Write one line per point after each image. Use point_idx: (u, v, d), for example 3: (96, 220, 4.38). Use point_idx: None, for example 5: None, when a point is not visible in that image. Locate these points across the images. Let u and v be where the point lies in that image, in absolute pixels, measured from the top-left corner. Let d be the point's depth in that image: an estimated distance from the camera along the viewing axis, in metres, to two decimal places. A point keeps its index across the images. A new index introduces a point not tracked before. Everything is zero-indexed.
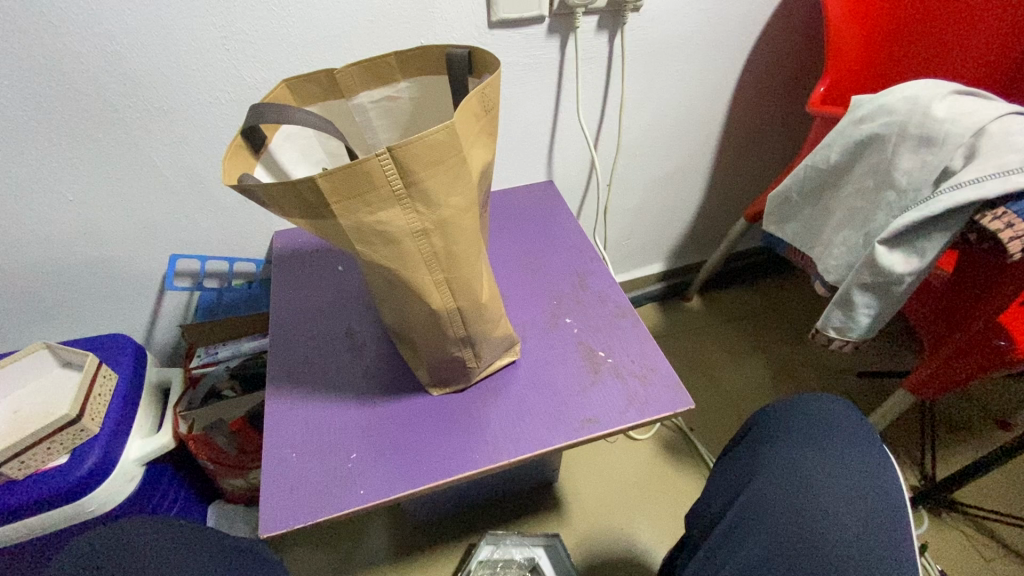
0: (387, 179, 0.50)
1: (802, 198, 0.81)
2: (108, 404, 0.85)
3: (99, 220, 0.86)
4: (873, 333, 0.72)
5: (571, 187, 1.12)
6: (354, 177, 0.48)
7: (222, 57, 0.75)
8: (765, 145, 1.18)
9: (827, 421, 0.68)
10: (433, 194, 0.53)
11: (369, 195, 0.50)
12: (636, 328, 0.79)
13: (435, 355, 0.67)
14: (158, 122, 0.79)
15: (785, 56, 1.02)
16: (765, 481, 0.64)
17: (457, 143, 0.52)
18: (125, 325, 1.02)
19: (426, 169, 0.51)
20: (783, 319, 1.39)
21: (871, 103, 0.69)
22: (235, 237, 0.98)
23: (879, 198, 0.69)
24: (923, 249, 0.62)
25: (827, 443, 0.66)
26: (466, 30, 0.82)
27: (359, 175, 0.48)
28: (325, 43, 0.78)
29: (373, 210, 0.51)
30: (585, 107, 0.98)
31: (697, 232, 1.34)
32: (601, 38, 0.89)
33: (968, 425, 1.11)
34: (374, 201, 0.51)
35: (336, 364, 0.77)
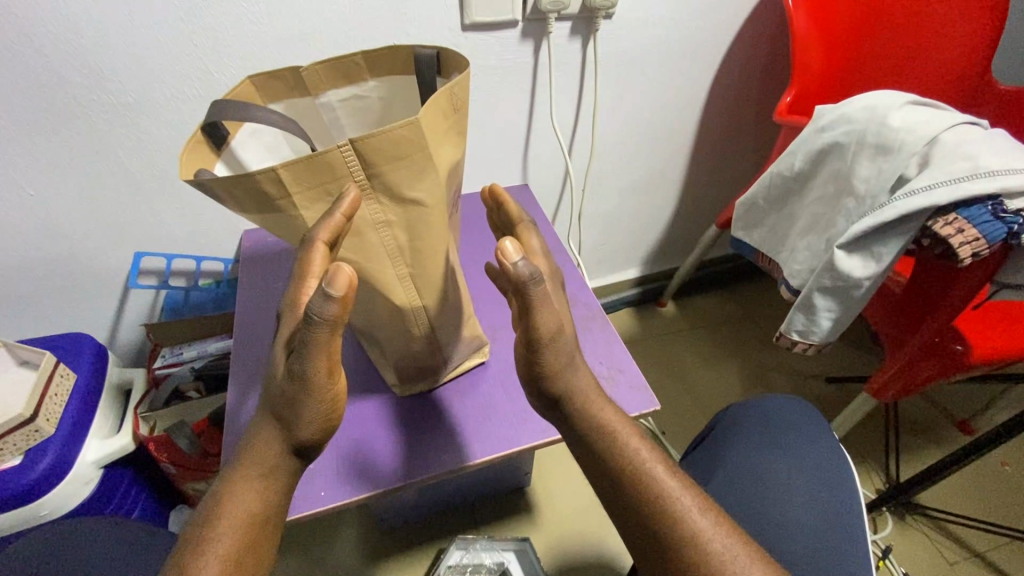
0: (349, 170, 0.50)
1: (768, 204, 0.83)
2: (65, 404, 0.83)
3: (60, 215, 0.84)
4: (834, 337, 0.73)
5: (546, 190, 1.12)
6: (315, 170, 0.48)
7: (189, 52, 0.74)
8: (737, 154, 1.21)
9: (773, 417, 0.72)
10: (396, 190, 0.52)
11: (330, 186, 0.50)
12: (606, 330, 0.79)
13: (400, 355, 0.67)
14: (122, 116, 0.77)
15: (755, 66, 1.05)
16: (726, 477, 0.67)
17: (423, 141, 0.50)
18: (87, 324, 0.99)
19: (388, 163, 0.50)
20: (755, 325, 1.41)
21: (833, 112, 0.72)
22: (203, 235, 0.96)
23: (840, 204, 0.71)
24: (880, 254, 0.63)
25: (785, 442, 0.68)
26: (439, 32, 0.83)
27: (319, 167, 0.48)
28: (297, 41, 0.78)
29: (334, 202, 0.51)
30: (559, 112, 0.99)
31: (672, 238, 1.36)
32: (575, 44, 0.90)
33: (930, 430, 1.14)
34: (335, 192, 0.50)
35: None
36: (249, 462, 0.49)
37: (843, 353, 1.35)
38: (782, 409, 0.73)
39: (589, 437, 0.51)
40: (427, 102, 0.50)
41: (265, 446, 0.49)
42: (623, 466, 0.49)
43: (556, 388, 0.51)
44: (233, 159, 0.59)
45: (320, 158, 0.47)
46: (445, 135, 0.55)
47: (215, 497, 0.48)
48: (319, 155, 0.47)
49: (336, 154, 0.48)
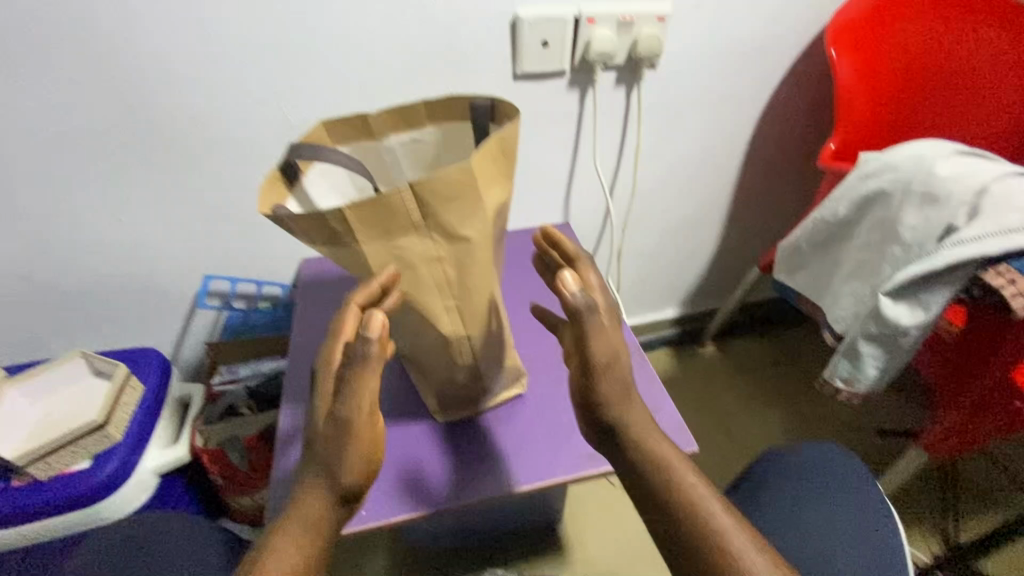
0: (407, 210, 0.54)
1: (811, 249, 0.83)
2: (132, 413, 0.89)
3: (144, 239, 0.93)
4: (881, 385, 0.72)
5: (587, 228, 1.15)
6: (377, 208, 0.53)
7: (269, 99, 0.83)
8: (779, 199, 1.21)
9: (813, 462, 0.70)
10: (448, 227, 0.56)
11: (389, 223, 0.54)
12: (644, 369, 0.80)
13: (442, 382, 0.70)
14: (206, 153, 0.86)
15: (798, 114, 1.07)
16: (763, 524, 0.65)
17: (473, 181, 0.55)
18: (157, 340, 1.08)
19: (442, 202, 0.55)
20: (799, 371, 1.37)
21: (878, 160, 0.73)
22: (265, 262, 1.03)
23: (885, 250, 0.70)
24: (928, 301, 0.63)
25: (826, 489, 0.67)
26: (492, 81, 0.89)
27: (381, 206, 0.53)
28: (363, 89, 0.85)
29: (393, 237, 0.56)
30: (602, 155, 1.03)
31: (712, 279, 1.35)
32: (618, 91, 0.95)
33: (994, 494, 1.06)
34: (394, 228, 0.55)
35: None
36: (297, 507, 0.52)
37: (894, 405, 1.29)
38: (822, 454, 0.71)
39: (639, 466, 0.52)
40: (479, 150, 0.55)
41: (311, 499, 0.52)
42: (675, 494, 0.50)
43: (606, 416, 0.53)
44: (302, 195, 0.64)
45: (383, 203, 0.52)
46: (497, 177, 0.60)
47: (262, 548, 0.50)
48: (381, 200, 0.52)
49: (403, 197, 0.53)
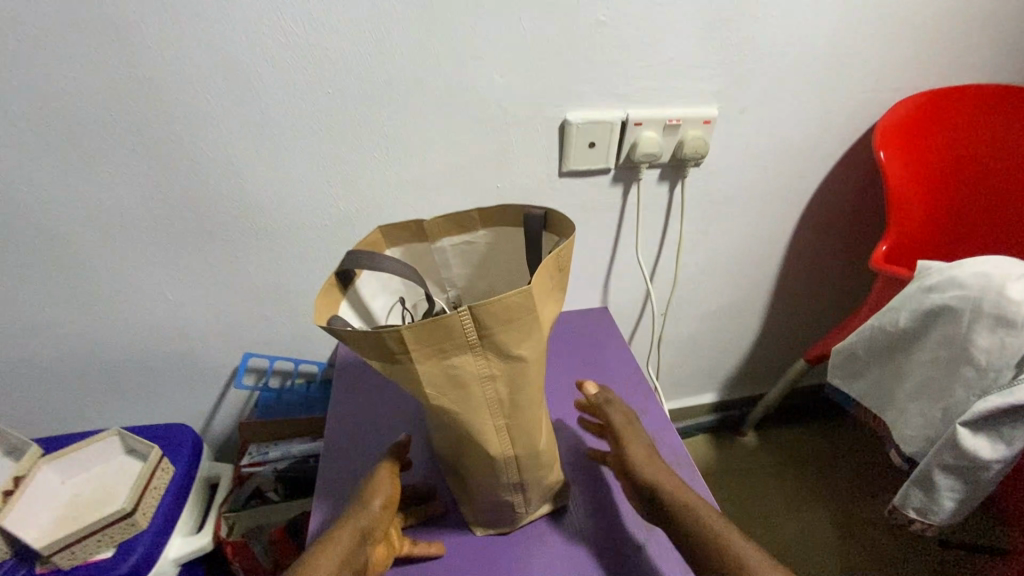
0: (465, 331, 0.53)
1: (868, 356, 0.80)
2: (161, 498, 0.88)
3: (191, 319, 0.95)
4: (959, 519, 0.65)
5: (626, 314, 1.14)
6: (441, 331, 0.52)
7: (323, 194, 0.84)
8: (825, 289, 1.18)
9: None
10: (505, 348, 0.55)
11: (447, 344, 0.53)
12: (694, 481, 0.77)
13: (483, 497, 0.66)
14: (259, 243, 0.87)
15: (844, 209, 1.05)
16: None
17: (532, 304, 0.54)
18: (192, 413, 1.08)
19: (501, 324, 0.54)
20: (849, 468, 1.29)
21: (938, 274, 0.70)
22: (305, 342, 1.04)
23: (956, 372, 0.66)
24: (1011, 436, 0.58)
25: None
26: (539, 177, 0.90)
27: (441, 329, 0.52)
28: (413, 184, 0.88)
29: (447, 355, 0.54)
30: (644, 245, 1.03)
31: (754, 365, 1.31)
32: (662, 187, 0.96)
33: None
34: (450, 348, 0.53)
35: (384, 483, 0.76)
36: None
37: None
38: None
39: (698, 545, 0.57)
40: (539, 271, 0.54)
41: None
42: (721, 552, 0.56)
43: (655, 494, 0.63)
44: (356, 297, 0.66)
45: (447, 324, 0.52)
46: (552, 293, 0.59)
47: None
48: (441, 323, 0.51)
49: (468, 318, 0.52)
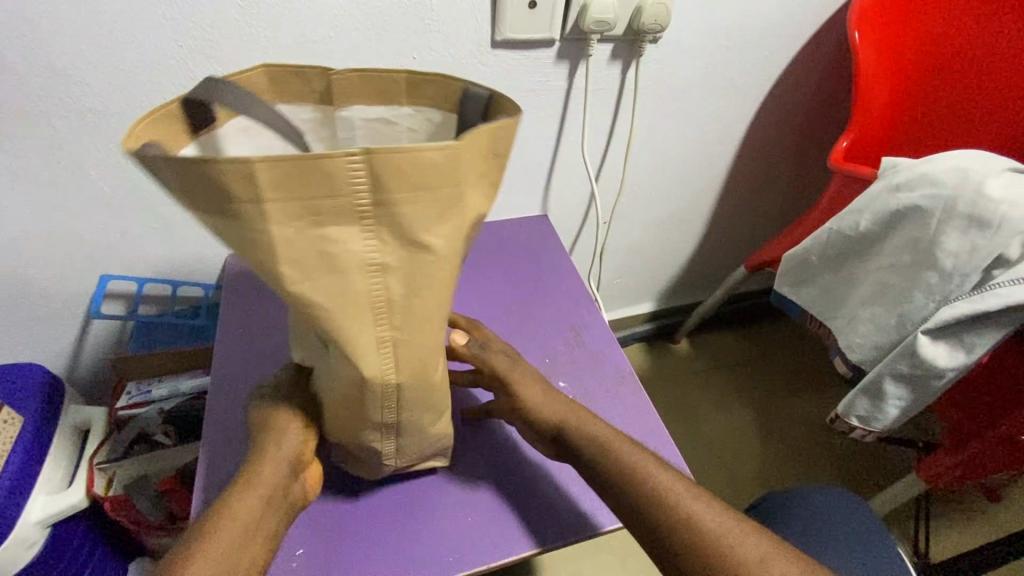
0: (352, 188, 0.36)
1: (822, 263, 0.74)
2: (7, 455, 0.71)
3: (12, 232, 0.72)
4: (899, 424, 0.65)
5: (567, 222, 1.02)
6: (310, 176, 0.34)
7: (173, 57, 0.63)
8: (770, 193, 1.12)
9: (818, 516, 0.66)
10: (405, 228, 0.39)
11: (320, 202, 0.36)
12: (638, 398, 0.71)
13: (354, 433, 0.52)
14: (93, 125, 0.66)
15: (801, 103, 0.97)
16: None
17: (454, 171, 0.38)
18: (42, 353, 0.87)
19: (406, 191, 0.37)
20: (773, 368, 1.33)
21: (910, 170, 0.63)
22: (180, 259, 0.84)
23: (918, 277, 0.62)
24: (971, 344, 0.55)
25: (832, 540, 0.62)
26: (465, 47, 0.72)
27: (311, 169, 0.34)
28: (299, 50, 0.67)
29: (320, 223, 0.37)
30: (589, 140, 0.89)
31: (693, 274, 1.27)
32: (614, 68, 0.81)
33: (960, 499, 1.07)
34: (325, 211, 0.36)
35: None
36: (204, 550, 0.41)
37: None
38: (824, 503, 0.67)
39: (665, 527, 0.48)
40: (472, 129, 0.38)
41: None
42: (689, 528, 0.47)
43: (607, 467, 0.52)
44: None
45: (325, 167, 0.34)
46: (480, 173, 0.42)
47: None
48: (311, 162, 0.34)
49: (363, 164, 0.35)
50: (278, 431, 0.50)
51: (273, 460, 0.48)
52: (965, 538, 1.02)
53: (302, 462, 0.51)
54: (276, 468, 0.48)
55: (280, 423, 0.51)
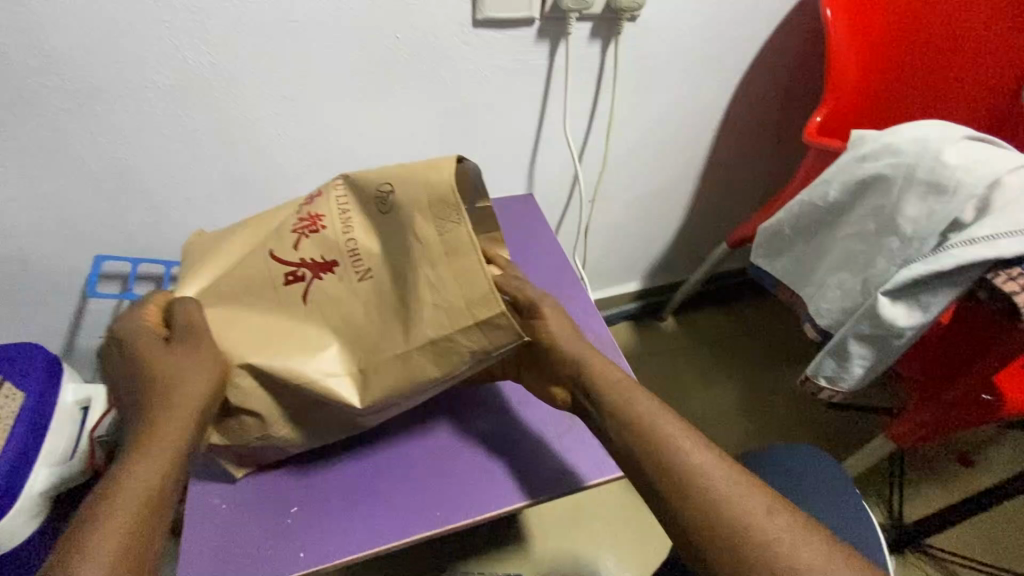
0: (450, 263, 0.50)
1: (794, 233, 0.77)
2: (11, 430, 0.74)
3: (7, 212, 0.74)
4: (864, 384, 0.68)
5: (552, 201, 1.05)
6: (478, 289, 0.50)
7: (160, 36, 0.65)
8: (751, 171, 1.15)
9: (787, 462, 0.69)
10: (457, 355, 0.51)
11: (433, 255, 0.50)
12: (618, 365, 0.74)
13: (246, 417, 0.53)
14: (84, 104, 0.68)
15: (779, 81, 0.99)
16: None
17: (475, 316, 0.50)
18: (40, 331, 0.89)
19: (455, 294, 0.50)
20: (756, 343, 1.37)
21: (875, 140, 0.65)
22: (172, 239, 0.86)
23: (881, 243, 0.65)
24: (927, 303, 0.58)
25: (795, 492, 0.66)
26: (447, 26, 0.74)
27: (454, 243, 0.49)
28: (284, 29, 0.69)
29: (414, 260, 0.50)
30: (571, 119, 0.91)
31: (678, 252, 1.30)
32: (594, 47, 0.83)
33: (934, 465, 1.11)
34: (422, 257, 0.50)
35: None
36: (105, 528, 0.40)
37: None
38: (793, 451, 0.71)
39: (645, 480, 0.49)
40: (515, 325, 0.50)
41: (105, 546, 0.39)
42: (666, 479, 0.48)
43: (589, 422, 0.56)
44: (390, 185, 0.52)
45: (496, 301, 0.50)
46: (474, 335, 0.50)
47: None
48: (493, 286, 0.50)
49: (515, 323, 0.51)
50: (184, 380, 0.48)
51: (173, 420, 0.46)
52: (936, 500, 1.07)
53: (207, 419, 0.49)
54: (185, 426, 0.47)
55: (195, 366, 0.48)
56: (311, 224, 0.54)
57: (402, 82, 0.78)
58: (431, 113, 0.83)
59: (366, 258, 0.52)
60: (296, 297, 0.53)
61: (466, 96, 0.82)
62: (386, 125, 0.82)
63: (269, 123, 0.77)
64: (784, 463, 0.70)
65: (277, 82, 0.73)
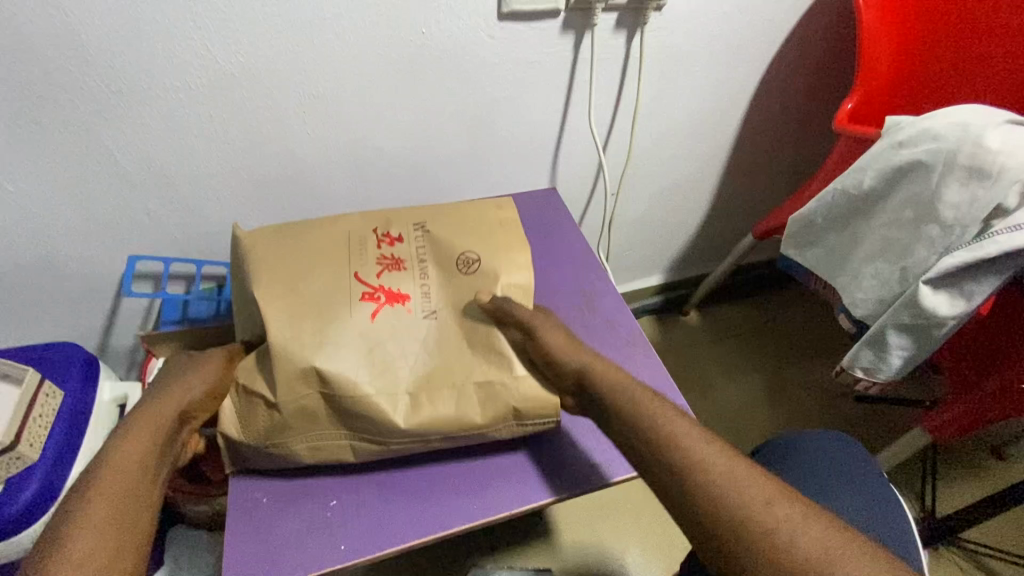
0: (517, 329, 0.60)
1: (827, 223, 0.76)
2: (50, 426, 0.76)
3: (45, 213, 0.76)
4: (901, 375, 0.67)
5: (575, 195, 1.04)
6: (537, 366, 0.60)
7: (192, 37, 0.66)
8: (776, 160, 1.13)
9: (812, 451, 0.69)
10: (496, 403, 0.59)
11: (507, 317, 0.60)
12: (648, 359, 0.74)
13: (268, 411, 0.57)
14: (119, 106, 0.69)
15: (805, 69, 0.97)
16: None
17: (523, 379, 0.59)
18: (76, 330, 0.91)
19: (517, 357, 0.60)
20: (781, 336, 1.35)
21: (913, 126, 0.64)
22: (202, 237, 0.87)
23: (920, 231, 0.64)
24: (971, 292, 0.57)
25: (832, 483, 0.65)
26: (472, 20, 0.74)
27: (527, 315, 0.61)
28: (313, 27, 0.69)
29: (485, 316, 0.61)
30: (595, 112, 0.91)
31: (700, 245, 1.29)
32: (619, 38, 0.82)
33: (967, 458, 1.09)
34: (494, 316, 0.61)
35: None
36: (97, 497, 0.47)
37: None
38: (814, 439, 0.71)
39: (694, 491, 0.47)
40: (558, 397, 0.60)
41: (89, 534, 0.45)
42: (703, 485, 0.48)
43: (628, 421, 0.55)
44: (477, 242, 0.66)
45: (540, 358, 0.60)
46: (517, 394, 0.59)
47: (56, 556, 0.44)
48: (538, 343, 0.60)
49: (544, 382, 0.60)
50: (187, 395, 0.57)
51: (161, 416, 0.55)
52: (969, 494, 1.05)
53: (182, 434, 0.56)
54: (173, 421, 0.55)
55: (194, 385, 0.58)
56: (391, 264, 0.64)
57: (427, 78, 0.78)
58: (456, 108, 0.83)
59: (437, 302, 0.62)
60: (366, 315, 0.60)
61: (490, 90, 0.82)
62: (411, 121, 0.83)
63: (297, 121, 0.77)
64: (817, 453, 0.69)
65: (305, 79, 0.74)
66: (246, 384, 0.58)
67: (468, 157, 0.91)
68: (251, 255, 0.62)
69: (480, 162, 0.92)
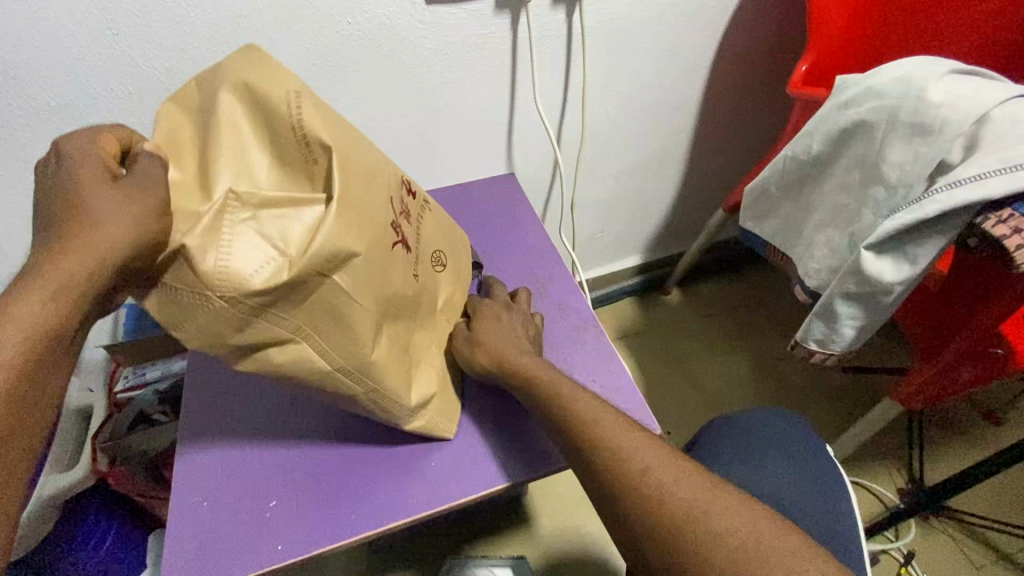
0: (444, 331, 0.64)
1: (780, 192, 0.73)
2: None
3: None
4: (858, 345, 0.65)
5: (534, 179, 1.02)
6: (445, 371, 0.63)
7: (108, 43, 0.64)
8: (743, 129, 1.09)
9: (765, 431, 0.67)
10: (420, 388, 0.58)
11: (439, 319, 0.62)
12: (599, 342, 0.73)
13: (268, 277, 0.40)
14: (45, 118, 0.67)
15: (762, 34, 0.94)
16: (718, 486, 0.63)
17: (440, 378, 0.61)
18: None
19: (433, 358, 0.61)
20: (766, 311, 1.32)
21: (856, 85, 0.61)
22: None
23: (866, 194, 0.61)
24: (915, 255, 0.54)
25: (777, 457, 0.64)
26: (399, 6, 0.71)
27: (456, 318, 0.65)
28: (233, 24, 0.67)
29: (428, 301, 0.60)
30: (544, 92, 0.88)
31: (675, 222, 1.26)
32: (558, 14, 0.79)
33: (958, 424, 1.06)
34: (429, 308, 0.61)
35: (263, 380, 0.65)
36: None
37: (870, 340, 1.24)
38: (769, 418, 0.69)
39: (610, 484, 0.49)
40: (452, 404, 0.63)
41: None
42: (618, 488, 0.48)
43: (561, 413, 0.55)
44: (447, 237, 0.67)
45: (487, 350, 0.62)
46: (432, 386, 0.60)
47: None
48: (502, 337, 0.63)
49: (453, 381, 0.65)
50: (109, 222, 0.37)
51: (79, 260, 0.37)
52: (956, 460, 1.02)
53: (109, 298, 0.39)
54: (92, 287, 0.37)
55: (126, 206, 0.38)
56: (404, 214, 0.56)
57: (363, 69, 0.76)
58: (396, 96, 0.81)
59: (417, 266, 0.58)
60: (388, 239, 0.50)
61: (430, 76, 0.80)
62: (352, 113, 0.81)
63: None
64: (768, 429, 0.68)
65: None
66: (264, 223, 0.41)
67: (416, 145, 0.89)
68: (302, 106, 0.46)
69: (431, 150, 0.90)
